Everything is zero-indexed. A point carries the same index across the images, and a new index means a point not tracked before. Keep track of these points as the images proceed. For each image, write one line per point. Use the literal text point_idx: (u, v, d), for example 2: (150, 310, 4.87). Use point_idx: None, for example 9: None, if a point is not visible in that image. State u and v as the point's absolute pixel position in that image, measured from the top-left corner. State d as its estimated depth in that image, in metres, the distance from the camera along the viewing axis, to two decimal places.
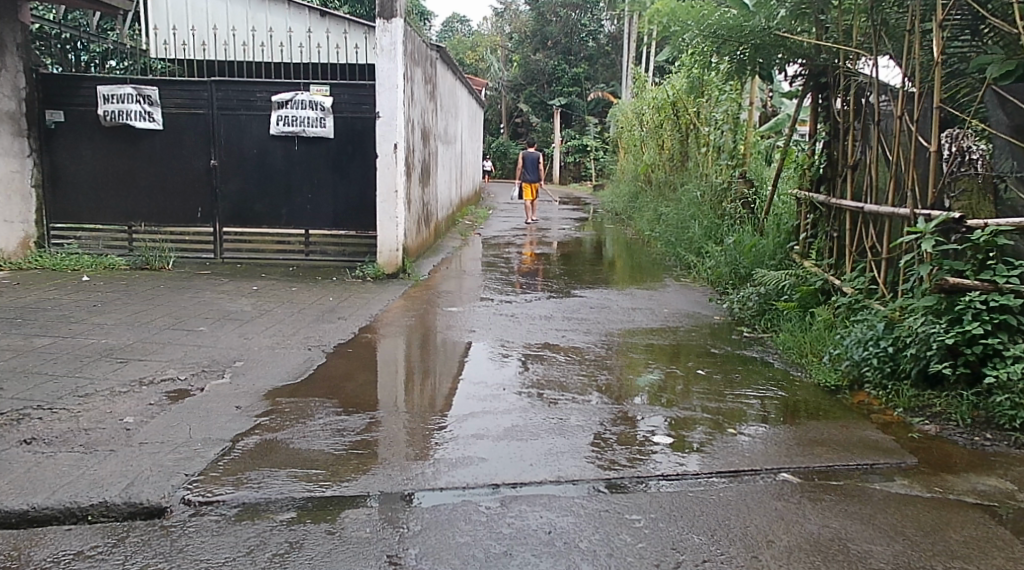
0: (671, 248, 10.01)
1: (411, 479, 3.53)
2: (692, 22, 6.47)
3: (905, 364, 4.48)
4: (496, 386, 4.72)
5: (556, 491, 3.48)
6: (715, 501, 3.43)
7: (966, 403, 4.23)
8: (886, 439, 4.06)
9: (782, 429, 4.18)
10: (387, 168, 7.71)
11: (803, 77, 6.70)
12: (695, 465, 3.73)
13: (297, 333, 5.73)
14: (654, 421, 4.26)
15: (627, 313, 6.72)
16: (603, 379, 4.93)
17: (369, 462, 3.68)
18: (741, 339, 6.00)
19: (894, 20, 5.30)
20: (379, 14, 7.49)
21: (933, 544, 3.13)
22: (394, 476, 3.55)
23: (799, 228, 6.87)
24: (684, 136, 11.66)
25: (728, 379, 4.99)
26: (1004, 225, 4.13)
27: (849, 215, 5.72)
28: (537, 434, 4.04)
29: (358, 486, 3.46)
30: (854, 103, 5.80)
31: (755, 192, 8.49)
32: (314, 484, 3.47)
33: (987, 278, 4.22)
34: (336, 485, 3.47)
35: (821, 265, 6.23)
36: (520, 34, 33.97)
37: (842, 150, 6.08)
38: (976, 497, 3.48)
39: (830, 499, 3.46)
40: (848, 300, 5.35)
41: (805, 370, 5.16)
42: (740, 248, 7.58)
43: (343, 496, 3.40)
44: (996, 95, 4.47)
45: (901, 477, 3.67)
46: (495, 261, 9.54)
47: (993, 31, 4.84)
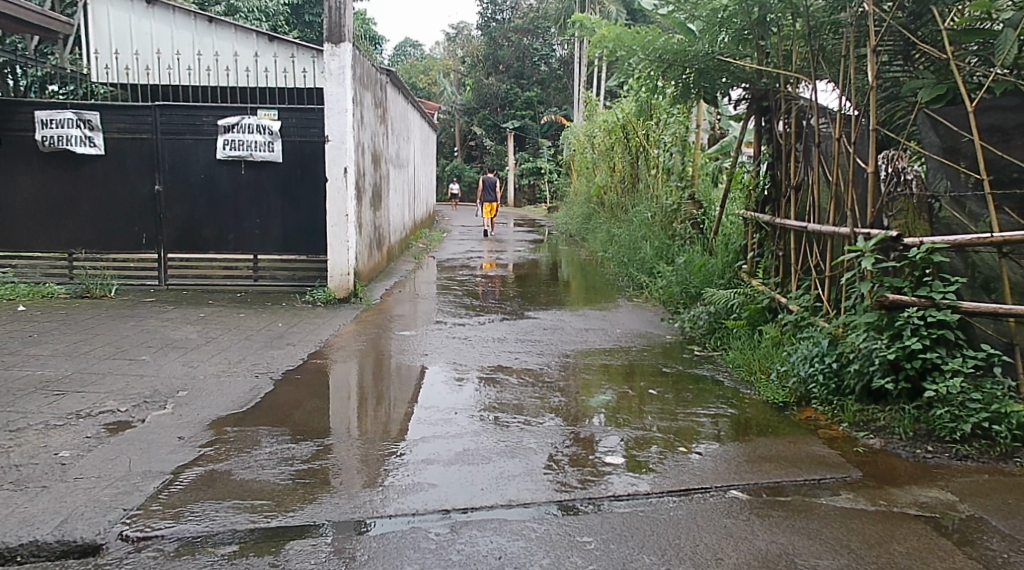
0: (624, 268, 10.15)
1: (359, 507, 3.49)
2: (637, 46, 6.58)
3: (849, 380, 4.60)
4: (449, 410, 4.71)
5: (506, 515, 3.48)
6: (664, 521, 3.44)
7: (907, 416, 4.29)
8: (832, 454, 4.13)
9: (732, 447, 4.23)
10: (337, 192, 7.68)
11: (747, 100, 6.89)
12: (646, 485, 3.75)
13: (243, 360, 5.65)
14: (611, 442, 4.28)
15: (580, 335, 6.75)
16: (556, 401, 4.93)
17: (317, 491, 3.63)
18: (693, 358, 6.08)
19: (830, 45, 5.49)
20: (327, 38, 7.47)
21: (877, 557, 3.17)
22: (342, 505, 3.50)
23: (746, 248, 7.02)
24: (634, 157, 11.85)
25: (680, 399, 5.04)
26: (939, 242, 4.28)
27: (794, 234, 5.89)
28: (488, 457, 4.04)
29: (304, 516, 3.41)
30: (796, 125, 5.98)
31: (704, 213, 8.69)
32: (258, 515, 3.41)
33: (925, 294, 4.33)
34: (281, 515, 3.41)
35: (768, 284, 6.37)
36: (472, 58, 34.24)
37: (785, 171, 6.24)
38: (918, 509, 3.54)
39: (778, 514, 3.50)
40: (794, 317, 5.49)
41: (753, 387, 5.25)
42: (689, 268, 7.71)
43: (289, 527, 3.34)
44: (928, 119, 4.67)
45: (846, 491, 3.73)
46: (450, 285, 9.54)
47: (924, 57, 5.00)
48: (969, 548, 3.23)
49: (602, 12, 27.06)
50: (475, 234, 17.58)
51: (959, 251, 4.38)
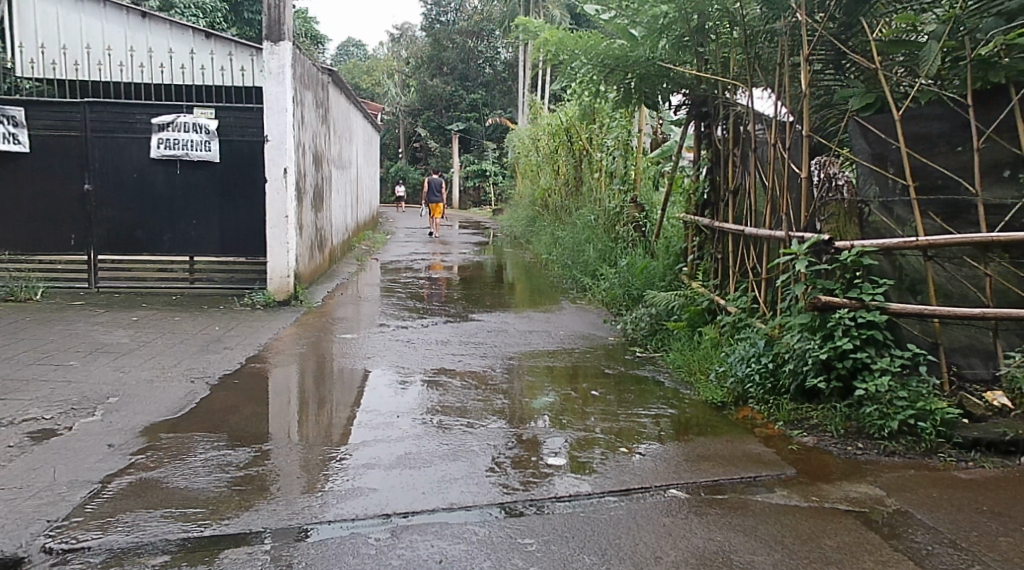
0: (568, 271, 10.25)
1: (298, 514, 3.46)
2: (579, 51, 6.68)
3: (785, 380, 4.72)
4: (391, 413, 4.70)
5: (447, 518, 3.48)
6: (604, 521, 3.49)
7: (839, 414, 4.43)
8: (768, 452, 4.24)
9: (672, 446, 4.31)
10: (277, 193, 7.59)
11: (686, 106, 7.02)
12: (588, 486, 3.80)
13: (178, 365, 5.55)
14: (555, 443, 4.32)
15: (523, 336, 6.79)
16: (500, 403, 4.95)
17: (254, 498, 3.59)
18: (634, 359, 6.16)
19: (766, 53, 5.63)
20: (266, 36, 7.37)
21: (809, 551, 3.26)
22: (280, 512, 3.47)
23: (686, 251, 7.15)
24: (578, 160, 11.96)
25: (622, 399, 5.11)
26: (868, 246, 4.43)
27: (732, 237, 6.02)
28: (430, 461, 4.04)
29: (239, 524, 3.37)
30: (733, 130, 6.12)
31: (646, 216, 8.82)
32: (192, 524, 3.36)
33: (855, 296, 4.48)
34: (216, 524, 3.37)
35: (708, 286, 6.50)
36: (416, 59, 34.12)
37: (724, 176, 6.38)
38: (848, 504, 3.65)
39: (715, 512, 3.58)
40: (733, 319, 5.62)
41: (693, 388, 5.36)
42: (632, 271, 7.81)
43: (224, 535, 3.30)
44: (858, 126, 4.85)
45: (781, 488, 3.83)
46: (393, 287, 9.50)
47: (855, 66, 5.16)
48: (895, 540, 3.33)
49: (547, 16, 27.22)
50: (420, 234, 17.92)
51: (887, 254, 4.54)
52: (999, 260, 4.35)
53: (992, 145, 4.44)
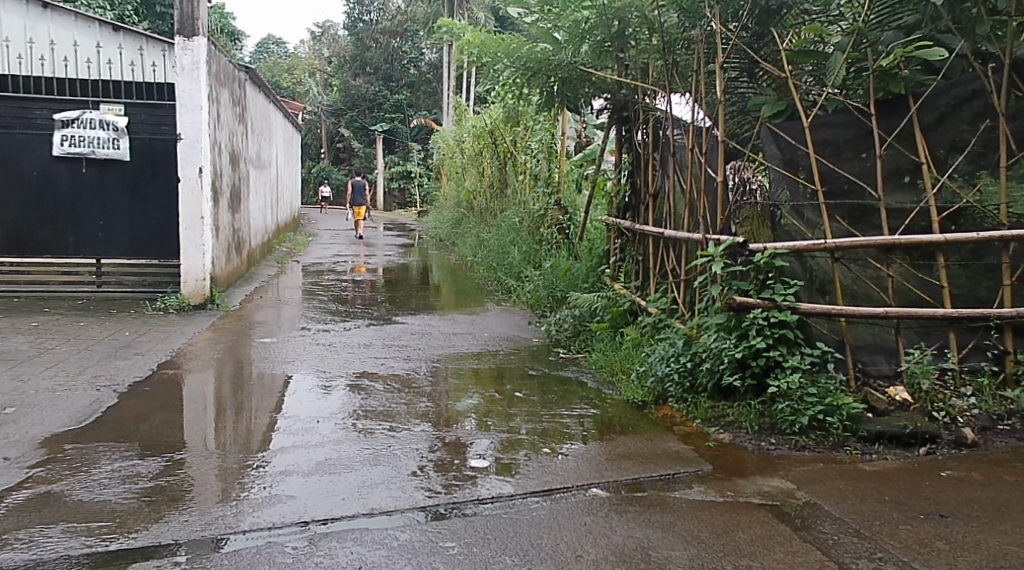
0: (493, 272, 10.29)
1: (211, 525, 3.39)
2: (502, 53, 6.67)
3: (702, 379, 4.85)
4: (311, 419, 4.64)
5: (367, 524, 3.47)
6: (526, 521, 3.53)
7: (753, 411, 4.57)
8: (686, 450, 4.35)
9: (594, 446, 4.38)
10: (191, 194, 7.40)
11: (608, 110, 7.14)
12: (510, 487, 3.83)
13: (83, 372, 5.36)
14: (482, 445, 4.35)
15: (447, 339, 6.79)
16: (423, 406, 4.95)
17: (164, 509, 3.50)
18: (558, 360, 6.24)
19: (683, 60, 5.77)
20: (178, 31, 7.19)
21: (723, 544, 3.36)
22: (191, 523, 3.39)
23: (609, 253, 7.28)
24: (503, 163, 12.02)
25: (546, 400, 5.17)
26: (779, 248, 4.59)
27: (653, 240, 6.16)
28: (351, 466, 4.01)
29: (148, 537, 3.28)
30: (653, 135, 6.26)
31: (570, 219, 8.92)
32: (96, 538, 3.26)
33: (768, 296, 4.63)
34: (122, 538, 3.27)
35: (629, 288, 6.63)
36: (339, 59, 33.71)
37: (644, 179, 6.52)
38: (762, 498, 3.78)
39: (635, 510, 3.66)
40: (653, 320, 5.74)
41: (615, 388, 5.45)
42: (555, 273, 7.90)
43: (131, 549, 3.21)
44: (770, 132, 4.98)
45: (699, 484, 3.94)
46: (315, 290, 9.37)
47: (767, 74, 5.34)
48: (805, 532, 3.47)
49: (471, 18, 27.32)
50: (345, 234, 18.12)
51: (798, 255, 4.72)
52: (900, 262, 4.61)
53: (893, 151, 4.69)
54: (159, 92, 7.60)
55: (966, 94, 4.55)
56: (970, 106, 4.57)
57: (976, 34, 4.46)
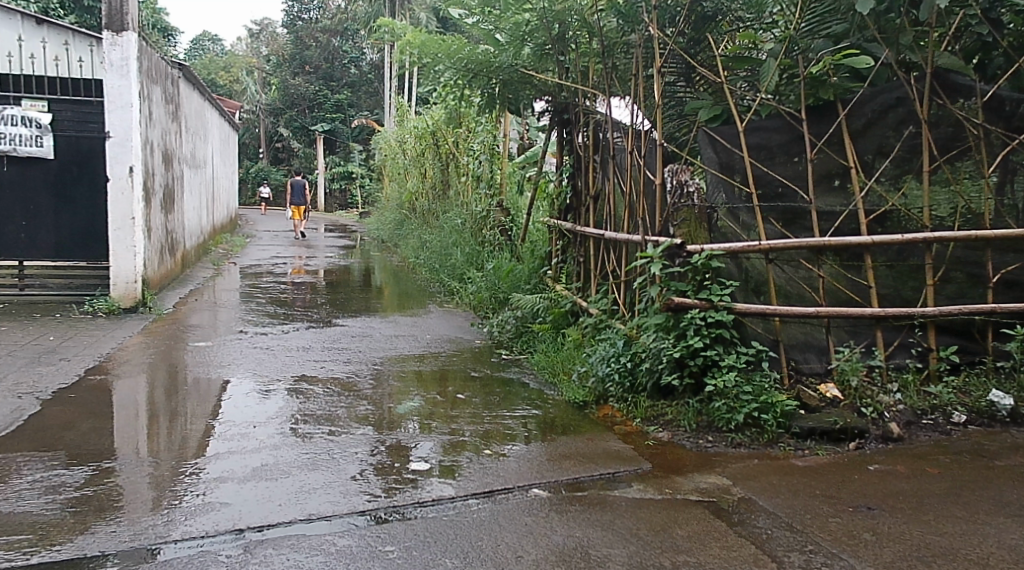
0: (436, 274, 10.26)
1: (141, 535, 3.31)
2: (442, 55, 6.63)
3: (641, 378, 4.92)
4: (248, 424, 4.57)
5: (304, 530, 3.43)
6: (467, 523, 3.54)
7: (691, 410, 4.65)
8: (626, 449, 4.41)
9: (536, 446, 4.41)
10: (122, 194, 7.21)
11: (549, 112, 7.18)
12: (451, 489, 3.83)
13: (6, 379, 5.18)
14: (425, 448, 4.34)
15: (389, 341, 6.75)
16: (364, 410, 4.91)
17: (90, 520, 3.41)
18: (500, 362, 6.25)
19: (622, 64, 5.84)
20: (107, 26, 7.01)
21: (661, 541, 3.41)
22: (120, 534, 3.31)
23: (551, 254, 7.34)
24: (445, 164, 12.00)
25: (487, 401, 5.19)
26: (716, 249, 4.68)
27: (594, 242, 6.23)
28: (288, 471, 3.96)
29: (73, 549, 3.19)
30: (593, 138, 6.32)
31: (512, 220, 8.96)
32: (17, 552, 3.16)
33: (705, 296, 4.72)
34: (45, 550, 3.18)
35: (571, 289, 6.70)
36: (277, 57, 33.21)
37: (585, 181, 6.58)
38: (699, 495, 3.86)
39: (575, 509, 3.70)
40: (594, 320, 5.81)
41: (557, 388, 5.49)
42: (498, 274, 7.92)
43: (54, 562, 3.12)
44: (706, 136, 5.03)
45: (637, 482, 4.00)
46: (253, 292, 9.22)
47: (703, 79, 5.45)
48: (740, 527, 3.55)
49: (413, 19, 27.23)
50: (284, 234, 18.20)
51: (733, 257, 4.82)
52: (831, 263, 4.77)
53: (822, 156, 4.84)
54: (86, 88, 7.45)
55: (890, 101, 4.74)
56: (894, 113, 4.75)
57: (900, 44, 4.63)
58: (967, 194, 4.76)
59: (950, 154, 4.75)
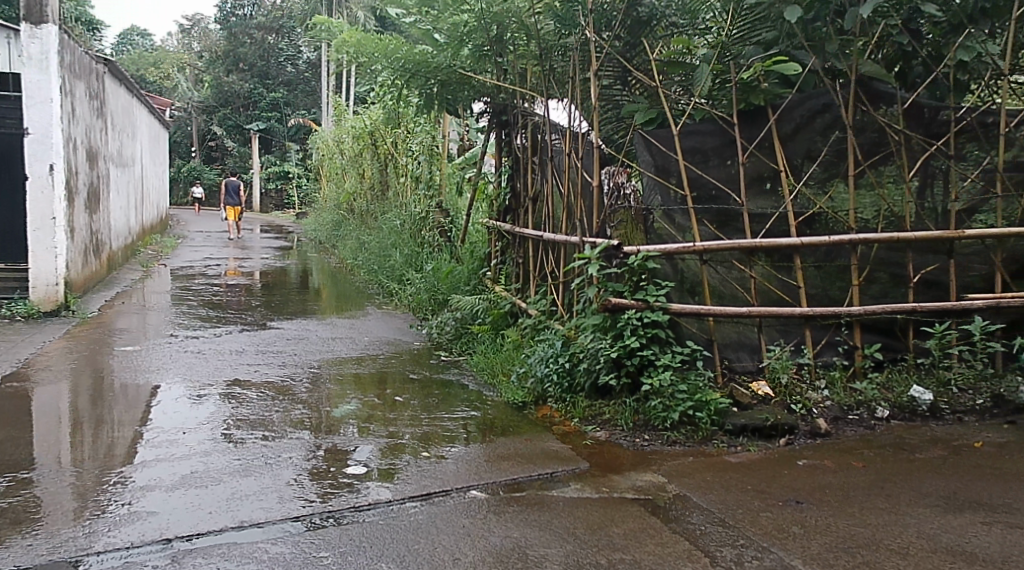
0: (374, 275, 10.17)
1: (61, 547, 3.21)
2: (379, 54, 6.58)
3: (580, 378, 4.97)
4: (177, 430, 4.46)
5: (235, 538, 3.37)
6: (404, 526, 3.52)
7: (628, 409, 4.71)
8: (564, 449, 4.44)
9: (474, 448, 4.41)
10: (42, 193, 6.97)
11: (488, 113, 7.19)
12: (387, 493, 3.81)
13: None
14: (366, 451, 4.32)
15: (325, 344, 6.67)
16: (299, 414, 4.84)
17: (6, 533, 3.29)
18: (439, 363, 6.23)
19: (559, 66, 5.89)
20: (25, 18, 6.78)
21: (598, 540, 3.45)
22: (38, 547, 3.20)
23: (490, 255, 7.36)
24: (383, 164, 11.91)
25: (426, 404, 5.17)
26: (652, 251, 4.75)
27: (533, 243, 6.27)
28: (219, 478, 3.88)
29: None
30: (532, 139, 6.35)
31: (451, 221, 8.93)
32: None
33: (641, 297, 4.79)
34: None
35: (510, 290, 6.73)
36: (210, 54, 32.48)
37: (524, 182, 6.61)
38: (635, 493, 3.91)
39: (513, 510, 3.71)
40: (533, 321, 5.84)
41: (495, 389, 5.50)
42: (437, 276, 7.89)
43: None
44: (643, 139, 5.11)
45: (575, 482, 4.03)
46: (185, 295, 9.00)
47: (639, 83, 5.53)
48: (674, 524, 3.61)
49: (350, 17, 26.95)
50: (218, 234, 17.96)
51: (669, 258, 4.89)
52: (763, 264, 4.90)
53: (754, 159, 4.95)
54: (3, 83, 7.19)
55: (818, 107, 4.89)
56: (821, 119, 4.90)
57: (827, 51, 4.78)
58: (890, 197, 4.93)
59: (873, 159, 4.92)
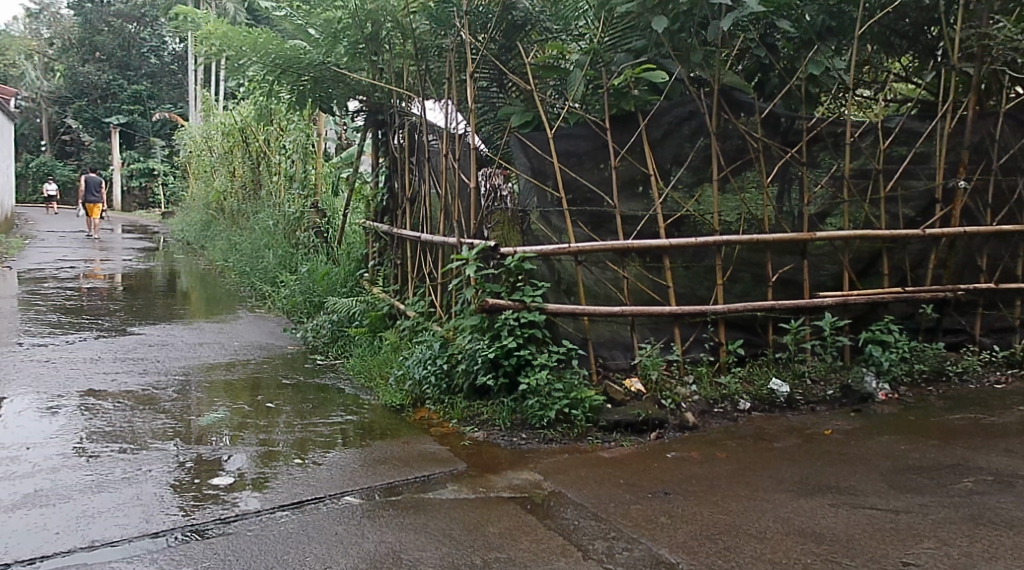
0: (247, 278, 9.84)
1: None
2: (248, 48, 6.38)
3: (458, 380, 4.97)
4: (23, 446, 4.18)
5: (85, 559, 3.19)
6: (273, 537, 3.43)
7: (505, 409, 4.75)
8: (441, 450, 4.43)
9: (350, 453, 4.34)
10: None
11: (364, 112, 7.10)
12: (255, 503, 3.70)
13: None
14: (236, 460, 4.17)
15: (191, 350, 6.40)
16: (162, 424, 4.63)
17: None
18: (314, 367, 6.09)
19: (436, 67, 5.88)
20: None
21: (473, 540, 3.46)
22: None
23: (367, 257, 7.30)
24: (255, 163, 11.54)
25: (300, 409, 5.04)
26: (528, 252, 4.82)
27: (411, 244, 6.24)
28: (68, 496, 3.67)
29: None
30: (409, 140, 6.33)
31: (328, 222, 8.78)
32: None
33: (518, 298, 4.84)
34: None
35: (388, 292, 6.68)
36: (64, 42, 30.52)
37: (401, 182, 6.58)
38: (511, 492, 3.96)
39: (388, 514, 3.68)
40: (412, 323, 5.82)
41: (372, 393, 5.43)
42: (311, 278, 7.71)
43: None
44: (519, 141, 5.12)
45: (452, 483, 4.04)
46: (34, 299, 8.42)
47: (515, 86, 5.61)
48: (548, 520, 3.67)
49: (220, 9, 26.00)
50: (75, 234, 16.94)
51: (545, 258, 4.97)
52: (635, 264, 5.07)
53: (626, 163, 5.10)
54: None
55: (684, 114, 5.11)
56: (688, 125, 5.13)
57: (692, 61, 5.00)
58: (750, 201, 5.21)
59: (735, 165, 5.19)
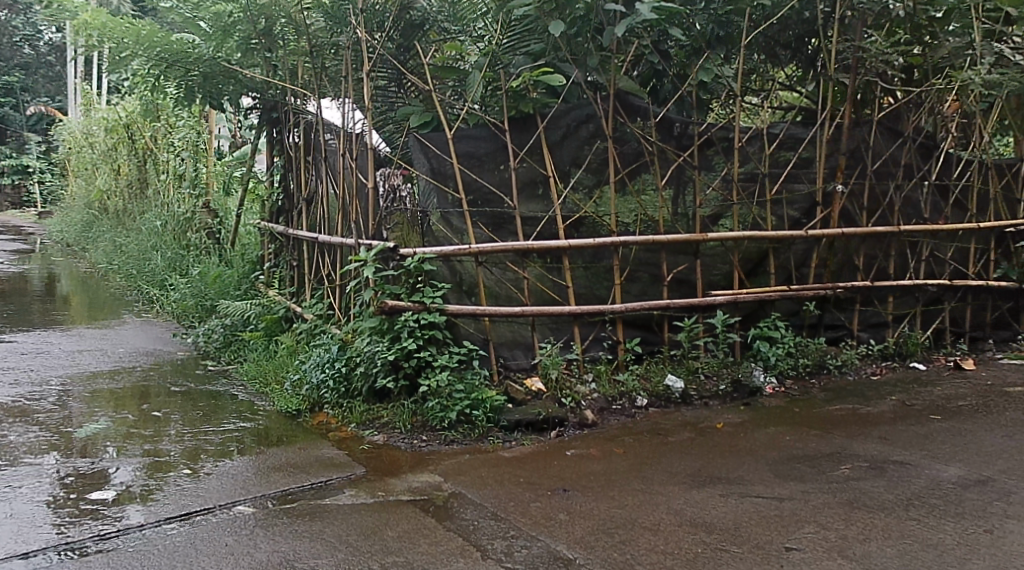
0: (133, 280, 9.41)
1: None
2: (131, 40, 6.11)
3: (357, 383, 4.91)
4: None
5: None
6: (158, 551, 3.29)
7: (405, 411, 4.72)
8: (339, 455, 4.36)
9: (244, 460, 4.22)
10: None
11: (257, 110, 6.90)
12: (139, 517, 3.54)
13: None
14: (121, 472, 3.99)
15: (70, 358, 6.07)
16: (38, 437, 4.37)
17: None
18: (206, 373, 5.88)
19: (331, 65, 5.77)
20: None
21: (371, 545, 3.42)
22: None
23: (263, 258, 7.14)
24: (141, 160, 11.05)
25: (190, 417, 4.86)
26: (427, 253, 4.82)
27: (309, 245, 6.13)
28: None
29: None
30: (305, 138, 6.21)
31: (220, 222, 8.51)
32: None
33: (417, 299, 4.82)
34: None
35: (284, 294, 6.53)
36: None
37: (297, 182, 6.44)
38: (411, 494, 3.93)
39: (283, 523, 3.59)
40: (309, 326, 5.71)
41: (268, 398, 5.29)
42: (203, 280, 7.44)
43: None
44: (417, 142, 5.11)
45: (349, 488, 3.98)
46: None
47: (414, 86, 5.55)
48: (448, 522, 3.67)
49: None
50: None
51: (445, 259, 4.96)
52: (535, 265, 5.13)
53: (526, 165, 5.15)
54: None
55: (581, 117, 5.20)
56: (585, 128, 5.22)
57: (588, 65, 5.10)
58: (645, 203, 5.36)
59: (630, 168, 5.33)
